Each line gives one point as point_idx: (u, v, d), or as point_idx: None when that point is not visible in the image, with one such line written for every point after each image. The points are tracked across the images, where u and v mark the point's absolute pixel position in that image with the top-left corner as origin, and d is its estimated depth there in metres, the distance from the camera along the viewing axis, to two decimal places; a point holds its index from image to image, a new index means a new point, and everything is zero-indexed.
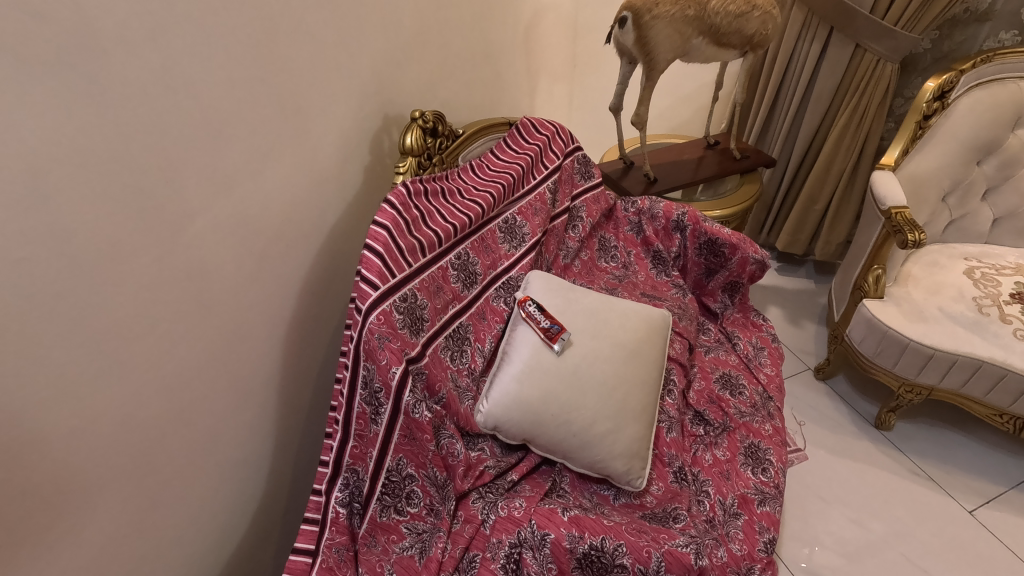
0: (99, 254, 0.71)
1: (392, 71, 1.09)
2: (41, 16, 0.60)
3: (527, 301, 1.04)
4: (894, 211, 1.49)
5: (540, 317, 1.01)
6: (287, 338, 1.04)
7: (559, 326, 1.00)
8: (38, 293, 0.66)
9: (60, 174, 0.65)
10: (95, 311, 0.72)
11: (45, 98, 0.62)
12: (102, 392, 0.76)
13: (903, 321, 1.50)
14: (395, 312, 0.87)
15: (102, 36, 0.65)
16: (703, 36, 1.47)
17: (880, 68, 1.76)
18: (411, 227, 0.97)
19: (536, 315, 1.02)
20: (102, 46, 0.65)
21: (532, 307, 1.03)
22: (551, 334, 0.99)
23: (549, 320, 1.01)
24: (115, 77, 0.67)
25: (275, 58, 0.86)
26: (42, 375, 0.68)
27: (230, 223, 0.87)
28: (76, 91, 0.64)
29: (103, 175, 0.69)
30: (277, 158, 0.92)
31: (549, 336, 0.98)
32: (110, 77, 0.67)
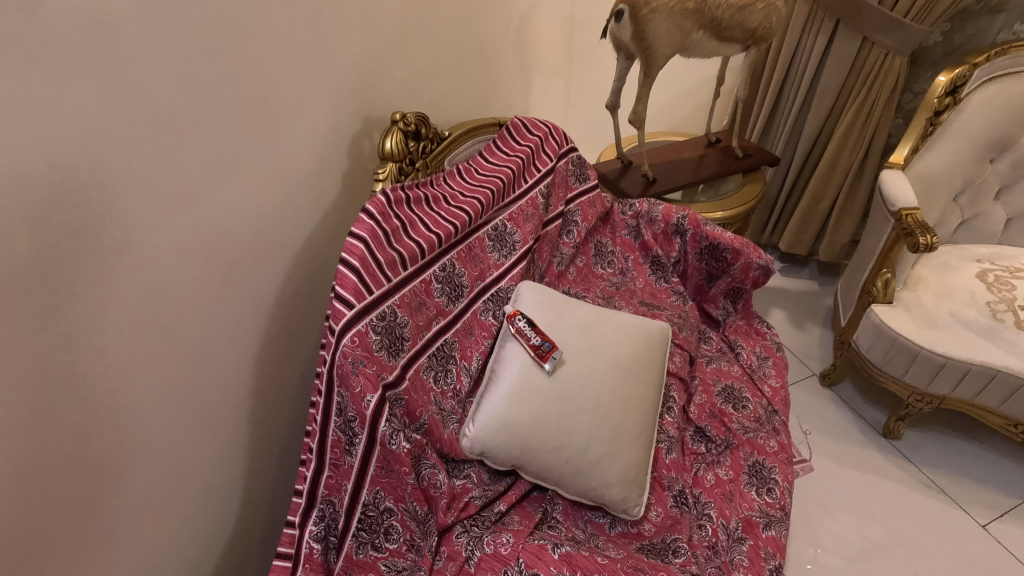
0: (40, 276, 0.64)
1: (372, 69, 1.03)
2: None
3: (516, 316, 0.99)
4: (906, 212, 1.42)
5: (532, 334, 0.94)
6: (261, 355, 0.98)
7: (552, 345, 0.93)
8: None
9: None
10: (36, 339, 0.65)
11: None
12: (48, 426, 0.69)
13: (914, 327, 1.44)
14: (371, 333, 0.80)
15: (36, 36, 0.58)
16: (703, 29, 1.39)
17: (889, 62, 1.69)
18: (391, 238, 0.90)
19: (526, 331, 0.95)
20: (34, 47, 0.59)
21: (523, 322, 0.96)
22: (543, 353, 0.92)
23: (541, 338, 0.94)
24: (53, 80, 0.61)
25: (239, 57, 0.79)
26: None
27: (193, 235, 0.80)
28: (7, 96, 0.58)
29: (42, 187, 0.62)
30: (246, 165, 0.85)
31: (541, 355, 0.92)
32: (48, 82, 0.60)
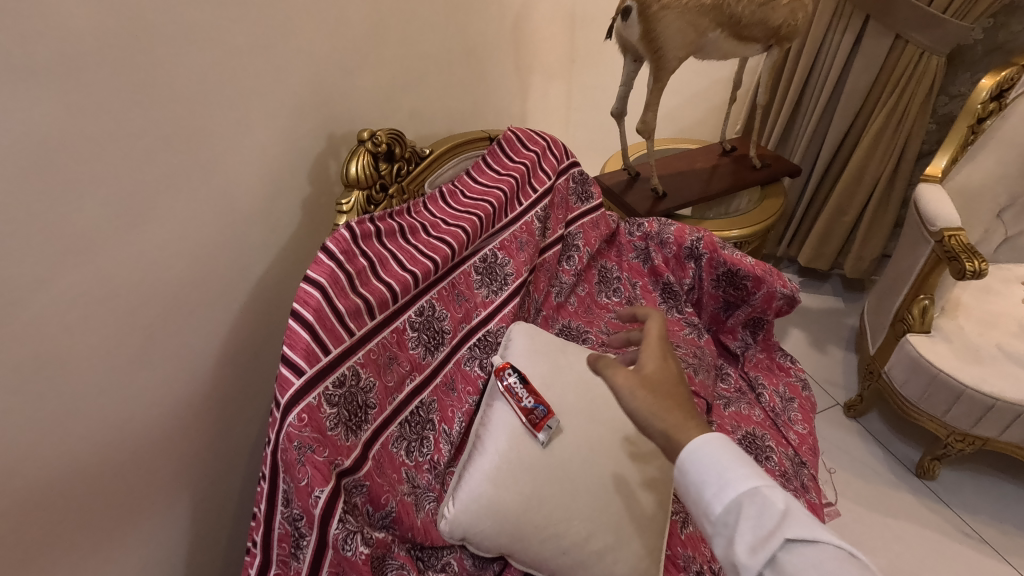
0: None
1: (339, 78, 0.88)
2: None
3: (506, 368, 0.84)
4: (948, 233, 1.26)
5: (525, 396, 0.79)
6: (206, 415, 0.83)
7: (549, 410, 0.78)
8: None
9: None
10: None
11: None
12: None
13: (956, 361, 1.28)
14: (325, 405, 0.66)
15: None
16: (721, 28, 1.24)
17: (924, 62, 1.53)
18: (356, 281, 0.75)
19: (519, 391, 0.80)
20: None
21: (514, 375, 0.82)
22: (539, 420, 0.77)
23: (536, 401, 0.79)
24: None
25: (159, 65, 0.64)
26: None
27: (107, 285, 0.65)
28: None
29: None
30: (176, 196, 0.70)
31: (536, 422, 0.77)
32: None
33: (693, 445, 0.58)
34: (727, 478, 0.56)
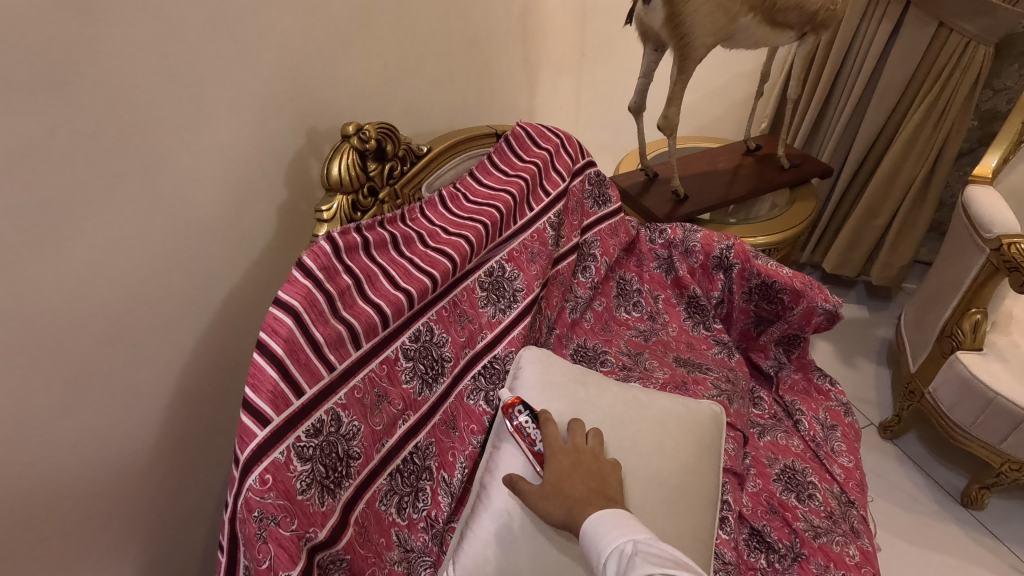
0: None
1: (322, 64, 0.76)
2: None
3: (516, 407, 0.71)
4: (1007, 240, 1.13)
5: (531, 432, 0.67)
6: (160, 456, 0.70)
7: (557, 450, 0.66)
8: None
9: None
10: None
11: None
12: None
13: (1015, 383, 1.15)
14: (296, 462, 0.54)
15: None
16: (753, 12, 1.11)
17: (970, 53, 1.40)
18: (338, 304, 0.62)
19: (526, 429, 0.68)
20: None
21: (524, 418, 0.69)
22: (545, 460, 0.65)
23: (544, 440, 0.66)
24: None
25: (86, 34, 0.51)
26: None
27: (25, 312, 0.53)
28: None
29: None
30: (113, 197, 0.57)
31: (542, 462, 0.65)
32: None
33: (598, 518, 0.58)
34: (598, 535, 0.53)
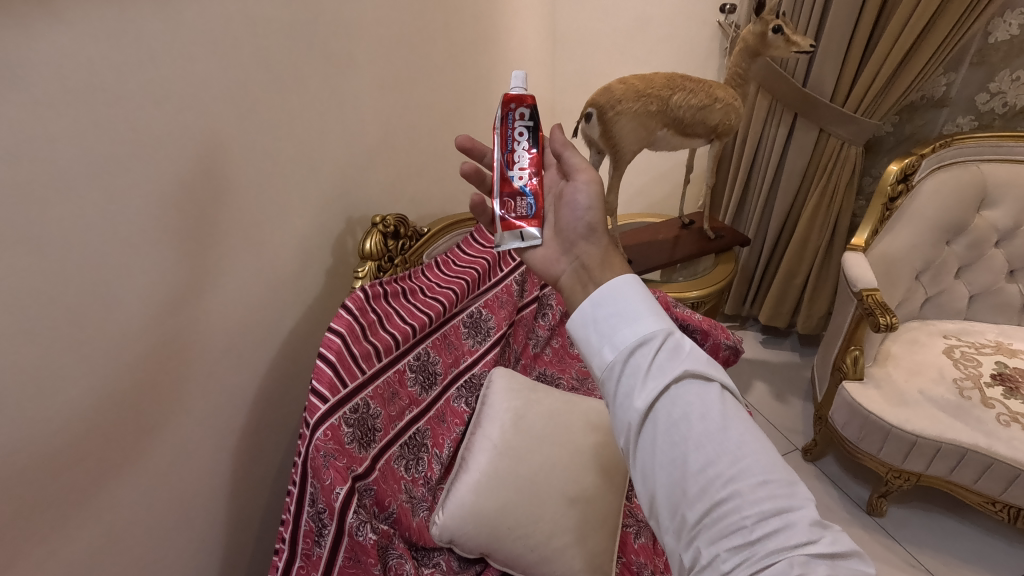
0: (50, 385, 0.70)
1: (356, 176, 1.14)
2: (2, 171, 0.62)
3: (527, 103, 0.84)
4: (866, 292, 1.50)
5: (522, 167, 0.86)
6: (240, 440, 1.02)
7: (535, 221, 0.84)
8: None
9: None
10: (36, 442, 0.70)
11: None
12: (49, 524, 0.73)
13: (884, 405, 1.47)
14: (344, 425, 0.86)
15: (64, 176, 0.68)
16: (667, 127, 1.51)
17: (845, 151, 1.82)
18: (367, 331, 0.95)
19: (520, 157, 0.86)
20: (32, 180, 0.65)
21: (523, 126, 0.86)
22: (520, 220, 0.84)
23: (533, 200, 0.85)
24: (47, 206, 0.67)
25: (230, 172, 0.87)
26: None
27: (188, 337, 0.87)
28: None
29: (25, 302, 0.67)
30: (235, 267, 0.92)
31: (512, 219, 0.84)
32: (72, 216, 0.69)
33: (609, 287, 0.68)
34: (645, 319, 0.65)
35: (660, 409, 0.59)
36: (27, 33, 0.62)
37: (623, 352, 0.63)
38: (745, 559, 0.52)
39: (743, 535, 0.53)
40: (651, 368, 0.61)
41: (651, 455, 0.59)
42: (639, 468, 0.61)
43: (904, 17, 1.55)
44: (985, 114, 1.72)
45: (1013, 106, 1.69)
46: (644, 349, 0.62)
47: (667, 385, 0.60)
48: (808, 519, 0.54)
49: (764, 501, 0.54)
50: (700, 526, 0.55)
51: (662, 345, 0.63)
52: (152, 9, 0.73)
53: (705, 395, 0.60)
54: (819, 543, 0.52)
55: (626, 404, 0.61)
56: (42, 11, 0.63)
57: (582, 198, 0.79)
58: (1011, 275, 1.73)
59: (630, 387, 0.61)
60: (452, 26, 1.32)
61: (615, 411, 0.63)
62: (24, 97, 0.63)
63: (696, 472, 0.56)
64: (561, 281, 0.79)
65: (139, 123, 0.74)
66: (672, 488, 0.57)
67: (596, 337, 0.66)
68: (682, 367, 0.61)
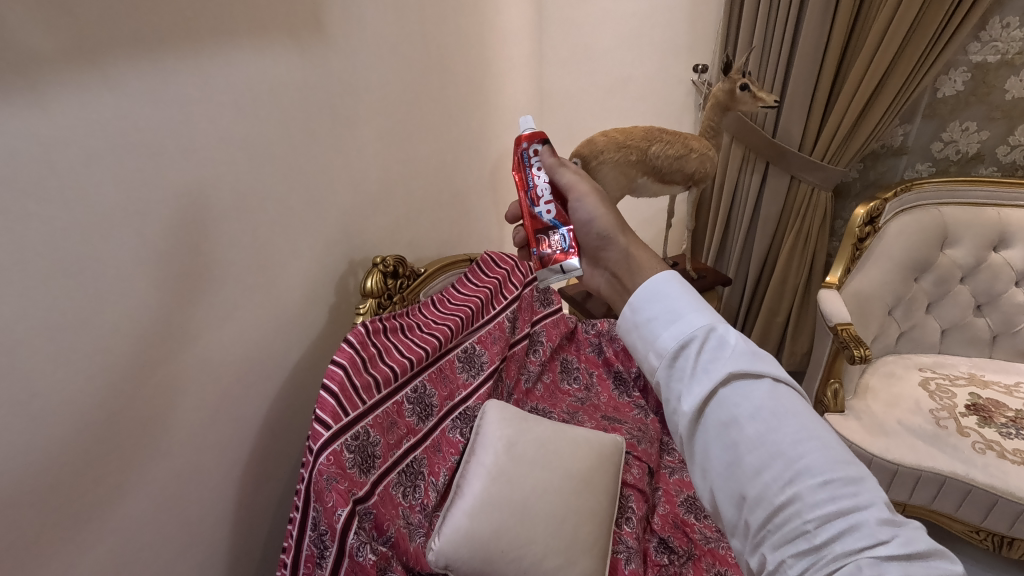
0: (80, 410, 0.76)
1: (358, 221, 1.24)
2: (54, 214, 0.71)
3: (537, 138, 0.94)
4: (840, 327, 1.58)
5: (546, 201, 0.93)
6: (244, 470, 1.06)
7: (573, 253, 0.91)
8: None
9: (19, 337, 0.69)
10: (65, 462, 0.75)
11: (10, 265, 0.67)
12: (69, 544, 0.77)
13: (864, 435, 1.52)
14: (345, 452, 0.91)
15: (104, 218, 0.76)
16: (647, 175, 1.62)
17: (816, 196, 1.94)
18: (368, 364, 1.01)
19: (542, 191, 0.93)
20: (78, 222, 0.73)
21: (539, 162, 0.94)
22: (557, 255, 0.91)
23: (566, 232, 0.92)
24: (86, 245, 0.74)
25: (245, 218, 0.96)
26: (23, 529, 0.72)
27: (202, 368, 0.93)
28: (43, 261, 0.70)
29: (62, 333, 0.73)
30: (246, 303, 1.00)
31: (549, 256, 0.91)
32: (108, 254, 0.77)
33: (647, 290, 0.69)
34: (685, 317, 0.65)
35: (711, 413, 0.60)
36: (81, 97, 0.71)
37: (666, 356, 0.64)
38: (814, 564, 0.51)
39: (808, 540, 0.52)
40: (696, 371, 0.62)
41: (709, 458, 0.60)
42: (701, 471, 0.62)
43: (859, 76, 1.70)
44: (941, 160, 1.88)
45: (965, 153, 1.85)
46: (686, 352, 0.62)
47: (713, 387, 0.60)
48: (877, 518, 0.51)
49: (827, 503, 0.52)
50: (764, 530, 0.55)
51: (704, 345, 0.62)
52: (186, 77, 0.83)
53: (755, 393, 0.59)
54: (890, 544, 0.50)
55: (677, 409, 0.62)
56: (95, 78, 0.72)
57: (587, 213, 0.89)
58: (978, 309, 1.82)
59: (678, 392, 0.62)
60: (445, 88, 1.45)
61: (670, 416, 0.64)
62: (77, 151, 0.72)
63: (751, 476, 0.56)
64: (602, 290, 0.87)
65: (169, 172, 0.83)
66: (733, 491, 0.58)
67: (641, 342, 0.68)
68: (727, 368, 0.60)
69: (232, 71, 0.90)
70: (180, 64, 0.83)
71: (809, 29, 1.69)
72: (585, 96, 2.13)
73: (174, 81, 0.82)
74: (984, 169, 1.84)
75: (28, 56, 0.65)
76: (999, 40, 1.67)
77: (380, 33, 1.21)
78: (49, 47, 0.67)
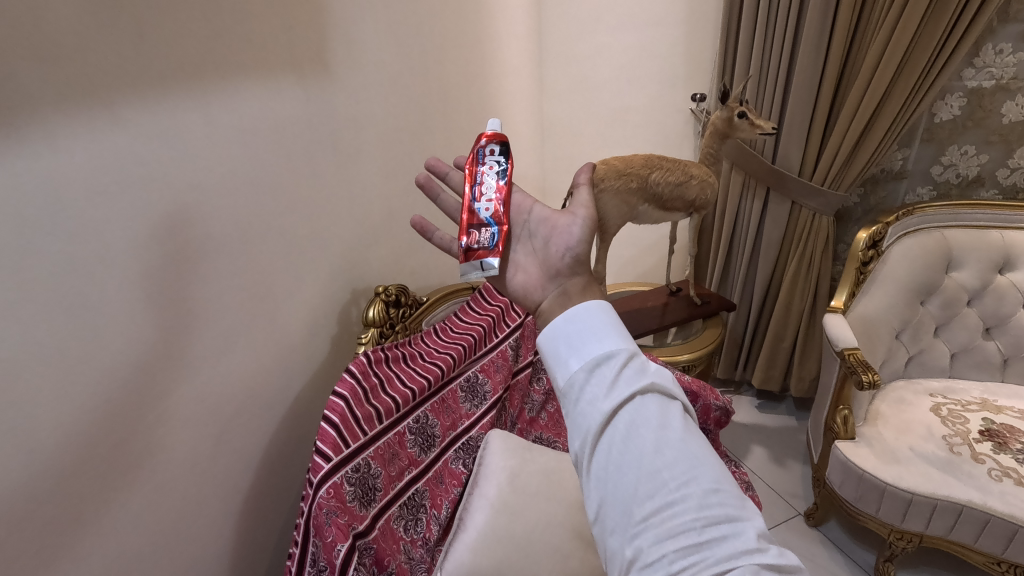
0: (79, 442, 0.75)
1: (361, 252, 1.25)
2: (61, 248, 0.72)
3: (498, 139, 0.94)
4: (847, 352, 1.56)
5: (488, 199, 0.89)
6: (245, 503, 1.04)
7: (495, 252, 0.84)
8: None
9: (22, 371, 0.69)
10: (61, 496, 0.74)
11: (17, 301, 0.68)
12: None
13: (876, 462, 1.49)
14: (346, 484, 0.90)
15: (109, 250, 0.77)
16: (648, 202, 1.63)
17: (818, 221, 1.94)
18: (370, 394, 1.00)
19: (487, 187, 0.90)
20: (84, 255, 0.74)
21: (495, 161, 0.93)
22: (479, 251, 0.85)
23: (495, 231, 0.86)
24: (91, 278, 0.75)
25: (248, 249, 0.97)
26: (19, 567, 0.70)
27: (203, 400, 0.93)
28: (48, 295, 0.71)
29: (65, 365, 0.73)
30: (248, 334, 1.00)
31: (470, 249, 0.86)
32: (111, 286, 0.77)
33: (579, 305, 0.70)
34: (615, 334, 0.66)
35: (622, 416, 0.59)
36: (89, 134, 0.73)
37: (590, 361, 0.63)
38: (695, 563, 0.51)
39: (693, 539, 0.52)
40: (616, 377, 0.61)
41: (606, 460, 0.58)
42: (589, 473, 0.59)
43: (855, 102, 1.72)
44: (942, 184, 1.89)
45: (965, 176, 1.86)
46: (611, 360, 0.63)
47: (632, 393, 0.60)
48: (756, 530, 0.54)
49: (716, 509, 0.54)
50: (648, 527, 0.53)
51: (629, 360, 0.64)
52: (192, 113, 0.86)
53: (665, 407, 0.61)
54: (767, 554, 0.53)
55: (588, 410, 0.60)
56: (104, 117, 0.74)
57: (574, 236, 0.81)
58: (987, 333, 1.80)
59: (592, 394, 0.61)
60: (447, 120, 1.48)
61: (575, 418, 0.62)
62: (85, 186, 0.73)
63: (651, 474, 0.55)
64: (540, 308, 0.79)
65: (174, 206, 0.84)
66: (622, 491, 0.56)
67: (561, 348, 0.67)
68: (649, 382, 0.62)
69: (238, 108, 0.92)
70: (187, 102, 0.85)
71: (804, 58, 1.72)
72: (586, 126, 2.16)
73: (181, 118, 0.84)
74: (985, 193, 1.85)
75: (40, 97, 0.67)
76: (992, 66, 1.69)
77: (383, 68, 1.23)
78: (60, 86, 0.69)
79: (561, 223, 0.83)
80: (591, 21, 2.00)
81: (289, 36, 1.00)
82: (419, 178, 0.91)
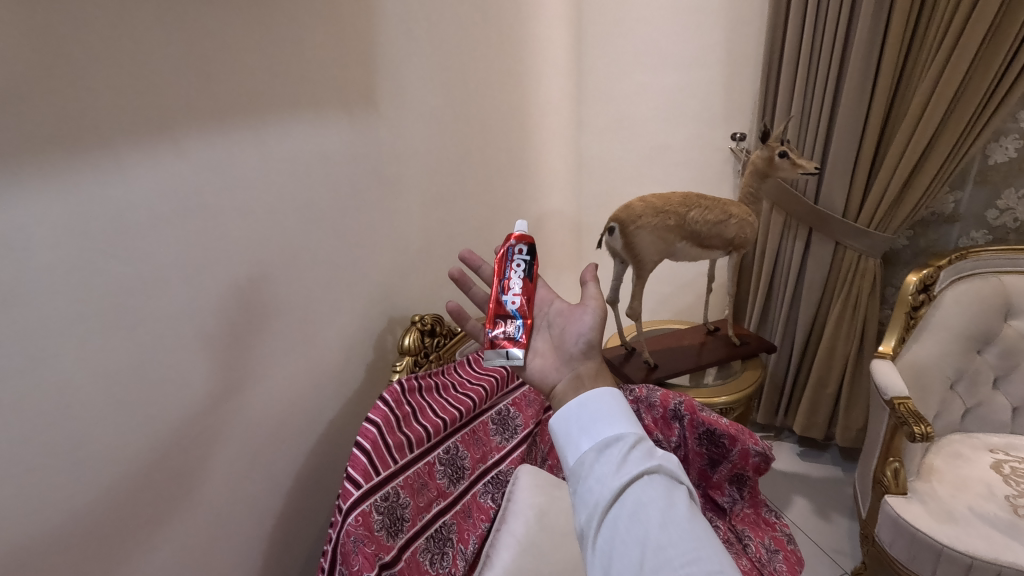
0: (122, 455, 0.78)
1: (398, 282, 1.27)
2: (120, 268, 0.76)
3: (525, 239, 0.97)
4: (897, 401, 1.49)
5: (515, 293, 0.93)
6: (275, 525, 1.05)
7: (520, 344, 0.89)
8: (26, 497, 0.68)
9: (79, 387, 0.73)
10: (103, 508, 0.76)
11: (79, 318, 0.72)
12: None
13: (931, 521, 1.40)
14: (374, 513, 0.90)
15: (163, 271, 0.81)
16: (685, 240, 1.61)
17: (864, 262, 1.88)
18: (402, 423, 1.01)
19: (514, 283, 0.94)
20: (142, 275, 0.78)
21: (521, 259, 0.96)
22: (505, 342, 0.89)
23: (521, 325, 0.90)
24: (147, 299, 0.79)
25: (291, 275, 1.01)
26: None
27: (241, 419, 0.95)
28: (107, 313, 0.75)
29: (115, 379, 0.76)
30: (285, 358, 1.02)
31: (496, 340, 0.90)
32: (164, 306, 0.81)
33: (591, 392, 0.77)
34: (626, 419, 0.72)
35: (628, 492, 0.63)
36: (154, 163, 0.78)
37: (599, 441, 0.70)
38: None
39: None
40: (624, 459, 0.67)
41: (608, 534, 0.62)
42: (594, 546, 0.62)
43: (902, 144, 1.69)
44: (998, 228, 1.81)
45: None
46: (620, 441, 0.69)
47: (637, 472, 0.65)
48: None
49: None
50: None
51: (637, 442, 0.69)
52: (248, 146, 0.91)
53: (671, 489, 0.64)
54: None
55: (597, 488, 0.65)
56: (169, 150, 0.80)
57: (587, 324, 0.85)
58: None
59: (602, 473, 0.66)
60: (486, 156, 1.52)
61: (584, 494, 0.66)
62: (147, 210, 0.78)
63: (655, 549, 0.58)
64: (557, 390, 0.84)
65: (226, 233, 0.89)
66: (626, 565, 0.58)
67: (573, 431, 0.73)
68: (656, 462, 0.66)
69: (289, 141, 0.97)
70: (244, 136, 0.90)
71: (847, 100, 1.70)
72: (623, 164, 2.18)
73: (236, 148, 0.89)
74: None
75: (113, 130, 0.73)
76: None
77: (427, 106, 1.28)
78: (128, 118, 0.75)
79: (575, 313, 0.88)
80: (629, 62, 2.04)
81: (340, 77, 1.06)
82: (452, 270, 0.99)
